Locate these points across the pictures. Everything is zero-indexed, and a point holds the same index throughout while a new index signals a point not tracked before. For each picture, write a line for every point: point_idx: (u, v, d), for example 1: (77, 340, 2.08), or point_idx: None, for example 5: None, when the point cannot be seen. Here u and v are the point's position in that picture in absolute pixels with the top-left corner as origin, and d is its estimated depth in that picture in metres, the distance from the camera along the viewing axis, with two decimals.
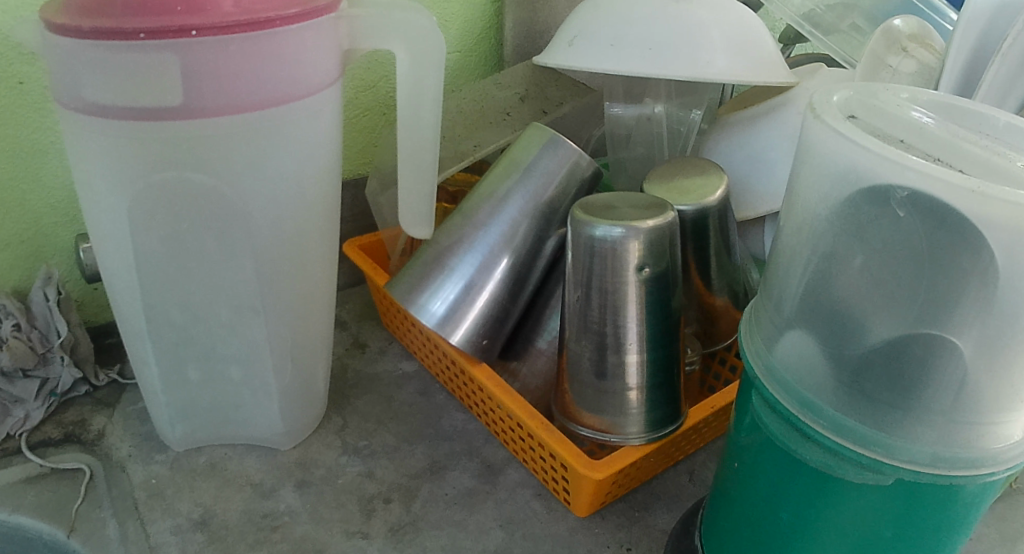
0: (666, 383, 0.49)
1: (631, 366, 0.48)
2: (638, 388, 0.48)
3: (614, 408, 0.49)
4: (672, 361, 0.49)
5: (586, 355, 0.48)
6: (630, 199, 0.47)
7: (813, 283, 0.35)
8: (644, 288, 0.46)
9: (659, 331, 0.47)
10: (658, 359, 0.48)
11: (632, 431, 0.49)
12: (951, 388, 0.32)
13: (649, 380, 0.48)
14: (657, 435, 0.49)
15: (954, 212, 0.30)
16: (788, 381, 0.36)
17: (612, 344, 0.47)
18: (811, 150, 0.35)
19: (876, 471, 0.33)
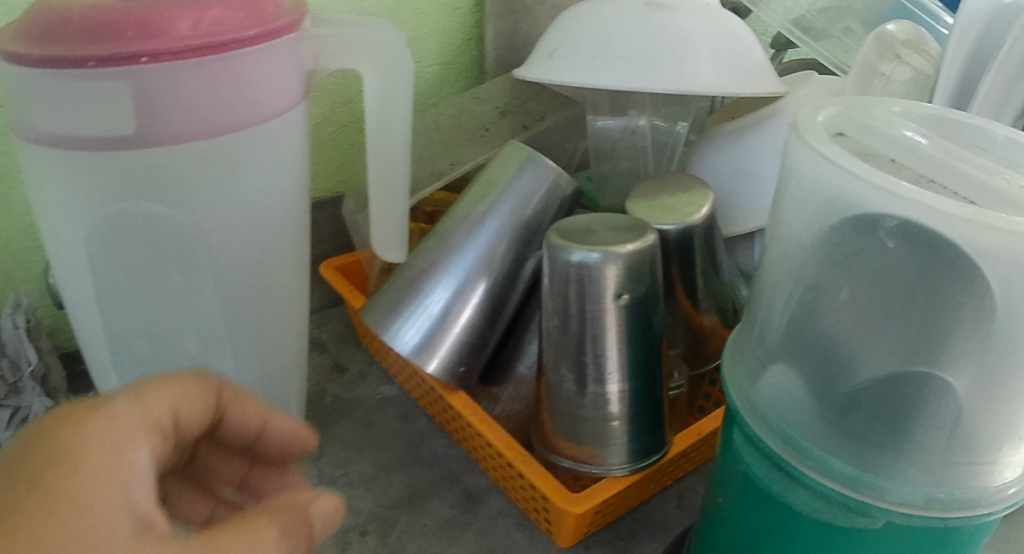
0: (648, 410, 0.47)
1: (611, 394, 0.46)
2: (619, 417, 0.46)
3: (595, 438, 0.47)
4: (655, 388, 0.47)
5: (564, 384, 0.46)
6: (610, 222, 0.45)
7: (799, 315, 0.33)
8: (624, 315, 0.44)
9: (640, 358, 0.46)
10: (639, 386, 0.46)
11: (615, 462, 0.47)
12: (946, 428, 0.30)
13: (631, 408, 0.46)
14: (640, 464, 0.48)
15: (947, 242, 0.28)
16: (772, 418, 0.34)
17: (592, 372, 0.45)
18: (794, 174, 0.33)
19: (867, 513, 0.32)
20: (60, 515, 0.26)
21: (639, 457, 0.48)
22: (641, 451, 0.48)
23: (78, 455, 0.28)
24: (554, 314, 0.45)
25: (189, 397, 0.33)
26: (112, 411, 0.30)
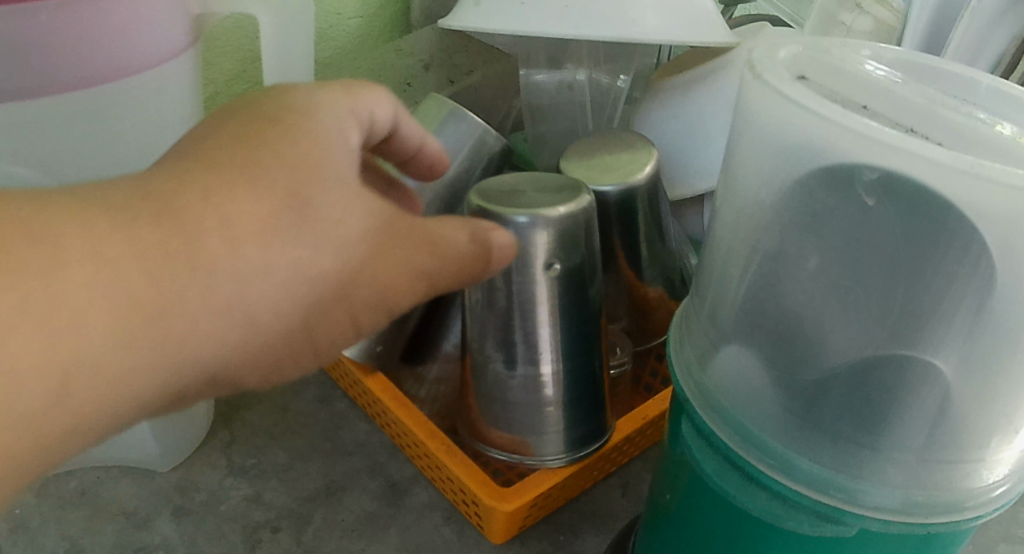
0: (586, 394, 0.42)
1: (546, 377, 0.41)
2: (554, 402, 0.41)
3: (530, 425, 0.42)
4: (594, 369, 0.42)
5: (494, 365, 0.41)
6: (541, 182, 0.40)
7: (756, 288, 0.28)
8: (558, 287, 0.38)
9: (576, 336, 0.40)
10: (576, 368, 0.41)
11: (552, 451, 0.43)
12: (928, 419, 0.26)
13: (567, 393, 0.41)
14: (577, 454, 0.43)
15: (938, 199, 0.23)
16: (725, 407, 0.29)
17: (523, 351, 0.40)
18: (750, 121, 0.28)
19: (837, 521, 0.27)
20: (271, 163, 0.24)
21: (576, 445, 0.43)
22: (579, 439, 0.43)
23: (290, 115, 0.26)
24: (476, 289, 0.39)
25: (374, 106, 0.30)
26: (299, 94, 0.28)
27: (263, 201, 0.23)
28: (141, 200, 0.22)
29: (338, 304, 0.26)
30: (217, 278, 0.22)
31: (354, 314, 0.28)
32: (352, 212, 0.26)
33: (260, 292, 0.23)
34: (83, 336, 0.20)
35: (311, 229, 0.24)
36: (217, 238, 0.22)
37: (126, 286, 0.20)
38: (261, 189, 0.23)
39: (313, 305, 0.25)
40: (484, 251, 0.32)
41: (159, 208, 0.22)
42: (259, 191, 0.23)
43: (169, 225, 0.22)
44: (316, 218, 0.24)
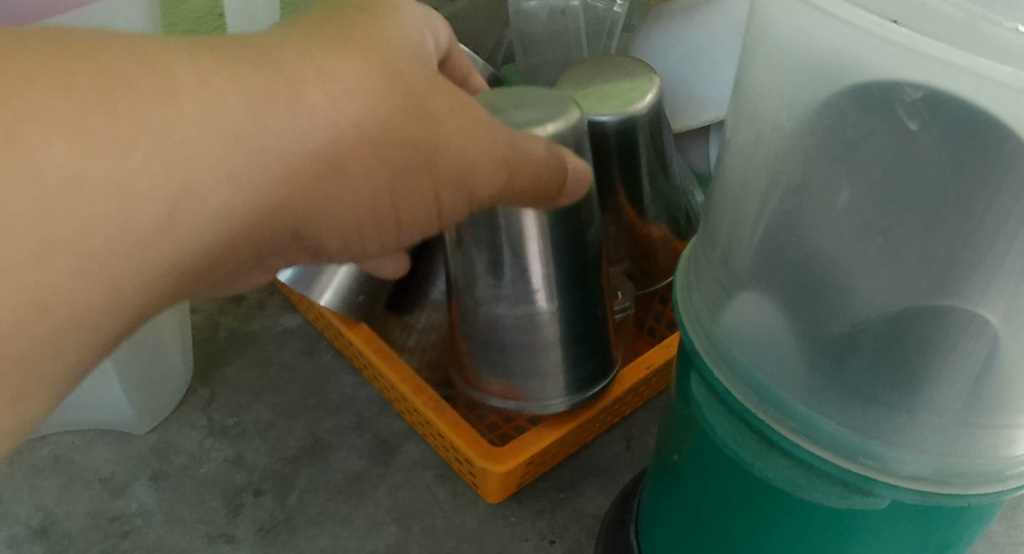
0: (586, 331, 0.39)
1: (543, 316, 0.38)
2: (552, 342, 0.38)
3: (528, 367, 0.39)
4: (593, 306, 0.39)
5: (488, 309, 0.38)
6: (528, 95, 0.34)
7: (774, 230, 0.25)
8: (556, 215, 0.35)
9: (573, 272, 0.37)
10: (574, 306, 0.38)
11: (556, 392, 0.40)
12: (974, 380, 0.23)
13: (566, 331, 0.38)
14: (582, 395, 0.41)
15: (987, 120, 0.20)
16: (740, 363, 0.26)
17: (515, 293, 0.37)
18: (766, 33, 0.24)
19: (866, 493, 0.25)
20: (366, 36, 0.23)
21: (579, 386, 0.40)
22: (580, 383, 0.40)
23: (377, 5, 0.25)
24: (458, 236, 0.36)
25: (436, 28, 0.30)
26: None
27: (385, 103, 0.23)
28: (247, 51, 0.21)
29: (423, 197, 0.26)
30: (331, 149, 0.22)
31: (438, 195, 0.27)
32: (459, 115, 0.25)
33: (369, 165, 0.23)
34: (195, 196, 0.20)
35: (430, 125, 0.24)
36: (317, 87, 0.22)
37: (238, 122, 0.20)
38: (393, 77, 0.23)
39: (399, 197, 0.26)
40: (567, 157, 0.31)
41: (261, 53, 0.21)
42: (398, 81, 0.23)
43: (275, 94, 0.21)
44: (418, 102, 0.24)
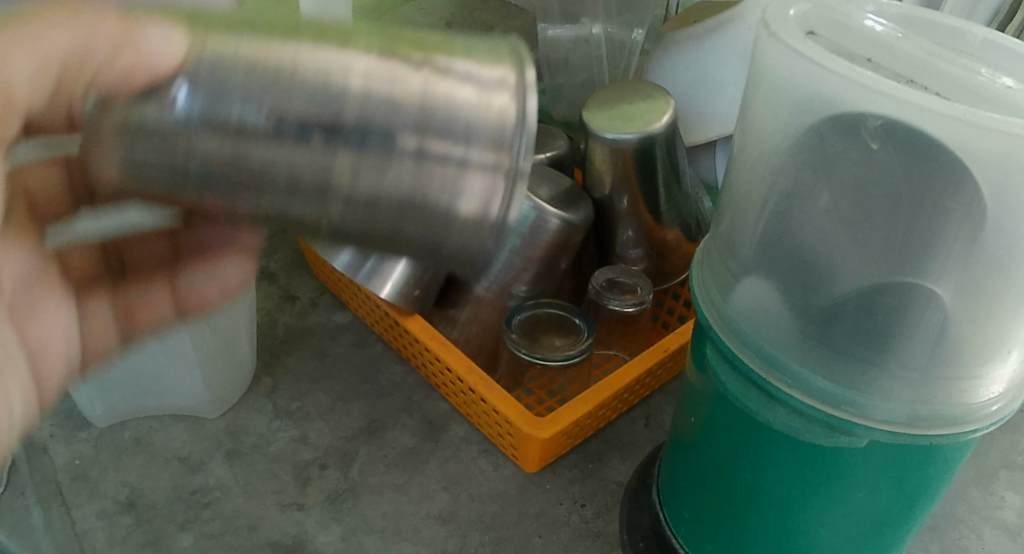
0: (420, 71, 0.21)
1: (383, 152, 0.21)
2: (439, 153, 0.21)
3: (448, 213, 0.22)
4: (438, 67, 0.21)
5: (314, 209, 0.22)
6: (201, 15, 0.22)
7: (773, 225, 0.32)
8: (228, 60, 0.21)
9: (317, 86, 0.21)
10: (402, 92, 0.21)
11: (501, 205, 0.22)
12: (930, 341, 0.29)
13: (419, 109, 0.21)
14: (516, 151, 0.22)
15: (936, 142, 0.26)
16: (745, 332, 0.32)
17: (273, 140, 0.21)
18: (765, 72, 0.31)
19: (849, 433, 0.31)
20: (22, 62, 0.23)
21: (500, 130, 0.21)
22: (460, 75, 0.21)
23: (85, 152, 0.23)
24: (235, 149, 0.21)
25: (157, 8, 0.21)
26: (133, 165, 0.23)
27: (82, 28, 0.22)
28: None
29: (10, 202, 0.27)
30: None
31: None
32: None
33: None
34: None
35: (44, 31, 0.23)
36: None
37: None
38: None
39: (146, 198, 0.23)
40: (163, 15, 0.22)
41: None
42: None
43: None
44: None
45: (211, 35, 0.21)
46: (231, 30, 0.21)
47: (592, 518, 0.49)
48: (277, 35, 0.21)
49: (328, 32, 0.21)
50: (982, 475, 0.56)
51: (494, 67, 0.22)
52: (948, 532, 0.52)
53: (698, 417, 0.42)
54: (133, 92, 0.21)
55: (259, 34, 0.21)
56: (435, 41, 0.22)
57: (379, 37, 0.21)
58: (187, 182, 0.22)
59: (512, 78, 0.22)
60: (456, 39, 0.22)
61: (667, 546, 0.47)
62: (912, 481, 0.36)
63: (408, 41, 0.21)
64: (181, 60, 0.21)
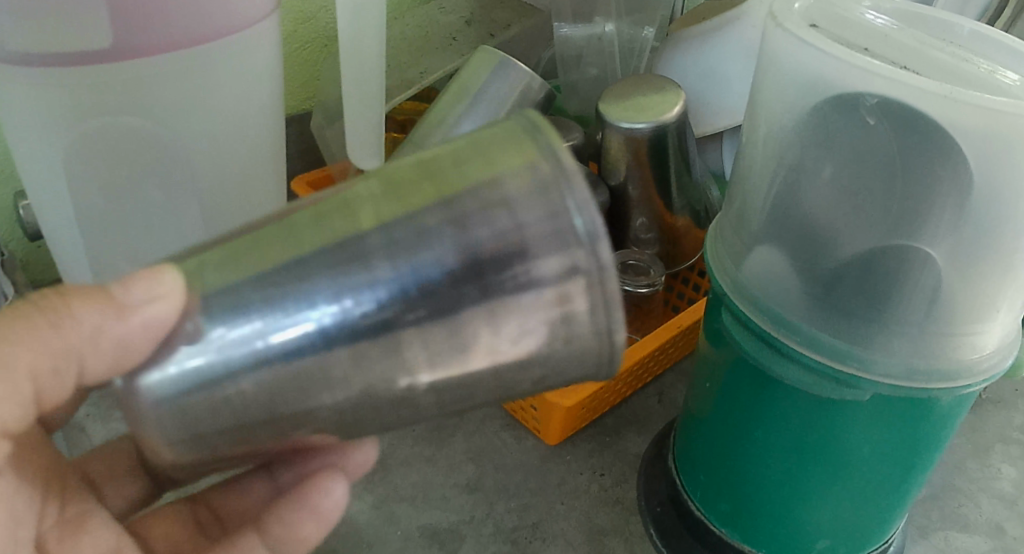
0: (455, 219, 0.22)
1: (461, 342, 0.22)
2: (514, 294, 0.22)
3: (562, 350, 0.23)
4: (468, 207, 0.22)
5: (410, 386, 0.23)
6: (237, 243, 0.24)
7: (782, 197, 0.35)
8: (270, 278, 0.23)
9: (353, 264, 0.22)
10: (439, 243, 0.22)
11: (603, 320, 0.22)
12: (925, 299, 0.32)
13: (462, 253, 0.21)
14: (578, 243, 0.21)
15: (926, 120, 0.30)
16: (757, 296, 0.36)
17: (348, 344, 0.23)
18: (773, 60, 0.34)
19: (854, 387, 0.34)
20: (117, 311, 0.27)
21: (556, 244, 0.21)
22: (497, 203, 0.22)
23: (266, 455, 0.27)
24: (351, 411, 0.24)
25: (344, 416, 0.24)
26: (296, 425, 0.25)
27: (153, 285, 0.25)
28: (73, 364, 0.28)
29: (52, 483, 0.33)
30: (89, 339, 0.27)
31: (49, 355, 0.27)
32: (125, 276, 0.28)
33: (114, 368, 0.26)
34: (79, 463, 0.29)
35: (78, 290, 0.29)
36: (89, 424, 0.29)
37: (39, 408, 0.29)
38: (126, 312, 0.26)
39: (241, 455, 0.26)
40: (182, 266, 0.25)
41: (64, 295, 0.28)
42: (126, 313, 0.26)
43: (60, 329, 0.28)
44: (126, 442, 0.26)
45: (258, 257, 0.23)
46: (276, 240, 0.23)
47: (611, 486, 0.52)
48: (316, 224, 0.23)
49: (355, 204, 0.23)
50: (979, 449, 0.59)
51: (520, 168, 0.22)
52: (948, 500, 0.55)
53: (713, 384, 0.45)
54: (219, 429, 0.24)
55: (301, 236, 0.23)
56: (458, 168, 0.22)
57: (398, 187, 0.23)
58: (279, 424, 0.24)
59: (543, 169, 0.22)
60: (472, 156, 0.23)
61: (686, 514, 0.49)
62: (911, 431, 0.40)
63: (425, 180, 0.22)
64: (249, 389, 0.24)
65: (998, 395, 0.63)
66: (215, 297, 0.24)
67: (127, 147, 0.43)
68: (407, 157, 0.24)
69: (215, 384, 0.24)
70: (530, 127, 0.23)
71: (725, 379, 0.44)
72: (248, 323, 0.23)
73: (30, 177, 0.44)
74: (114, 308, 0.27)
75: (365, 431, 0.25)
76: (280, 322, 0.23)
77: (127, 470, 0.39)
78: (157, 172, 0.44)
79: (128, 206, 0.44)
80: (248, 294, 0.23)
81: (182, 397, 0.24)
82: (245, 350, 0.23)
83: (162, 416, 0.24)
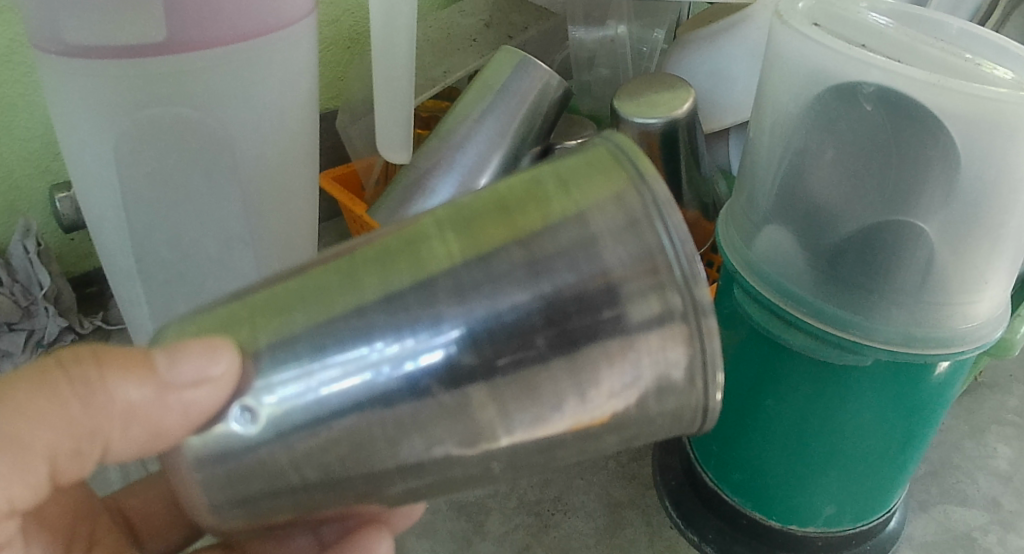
0: (538, 265, 0.25)
1: (544, 405, 0.25)
2: (596, 355, 0.25)
3: (645, 406, 0.26)
4: (550, 251, 0.25)
5: (487, 455, 0.26)
6: (304, 283, 0.27)
7: (788, 181, 0.41)
8: (343, 323, 0.26)
9: (427, 318, 0.25)
10: (523, 290, 0.25)
11: (686, 375, 0.26)
12: (918, 271, 0.38)
13: (546, 303, 0.24)
14: (672, 287, 0.25)
15: (918, 105, 0.35)
16: (766, 270, 0.42)
17: (412, 408, 0.25)
18: (779, 55, 0.41)
19: (856, 352, 0.39)
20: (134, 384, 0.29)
21: (647, 284, 0.25)
22: (584, 243, 0.25)
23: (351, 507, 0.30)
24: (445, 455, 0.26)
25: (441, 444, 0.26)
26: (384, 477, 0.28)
27: (205, 365, 0.26)
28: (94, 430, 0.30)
29: (80, 523, 0.38)
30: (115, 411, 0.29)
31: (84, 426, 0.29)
32: (169, 343, 0.29)
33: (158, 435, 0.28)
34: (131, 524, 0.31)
35: (112, 356, 0.29)
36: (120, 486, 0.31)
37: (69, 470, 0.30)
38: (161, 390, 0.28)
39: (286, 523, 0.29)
40: (232, 335, 0.27)
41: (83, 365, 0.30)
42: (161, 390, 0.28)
43: (92, 402, 0.29)
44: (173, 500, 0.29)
45: (322, 305, 0.26)
46: (343, 289, 0.26)
47: (627, 463, 0.55)
48: (386, 270, 0.26)
49: (424, 251, 0.26)
50: (976, 429, 0.61)
51: (609, 207, 0.25)
52: (946, 477, 0.57)
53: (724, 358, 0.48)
54: (280, 494, 0.27)
55: (367, 284, 0.26)
56: (529, 211, 0.25)
57: (478, 228, 0.26)
58: None
59: (632, 207, 0.25)
60: (560, 192, 0.26)
61: (700, 485, 0.52)
62: (908, 396, 0.42)
63: (504, 223, 0.25)
64: (313, 476, 0.27)
65: (993, 380, 0.66)
66: (268, 351, 0.26)
67: (174, 136, 0.43)
68: (486, 192, 0.27)
69: (270, 452, 0.26)
70: (620, 159, 0.27)
71: (735, 352, 0.47)
72: (312, 374, 0.26)
73: (77, 169, 0.45)
74: (154, 384, 0.28)
75: (435, 493, 0.28)
76: (353, 382, 0.26)
77: (161, 519, 0.41)
78: (200, 162, 0.44)
79: (172, 192, 0.44)
80: (302, 346, 0.26)
81: (234, 468, 0.27)
82: (306, 409, 0.26)
83: (219, 478, 0.27)
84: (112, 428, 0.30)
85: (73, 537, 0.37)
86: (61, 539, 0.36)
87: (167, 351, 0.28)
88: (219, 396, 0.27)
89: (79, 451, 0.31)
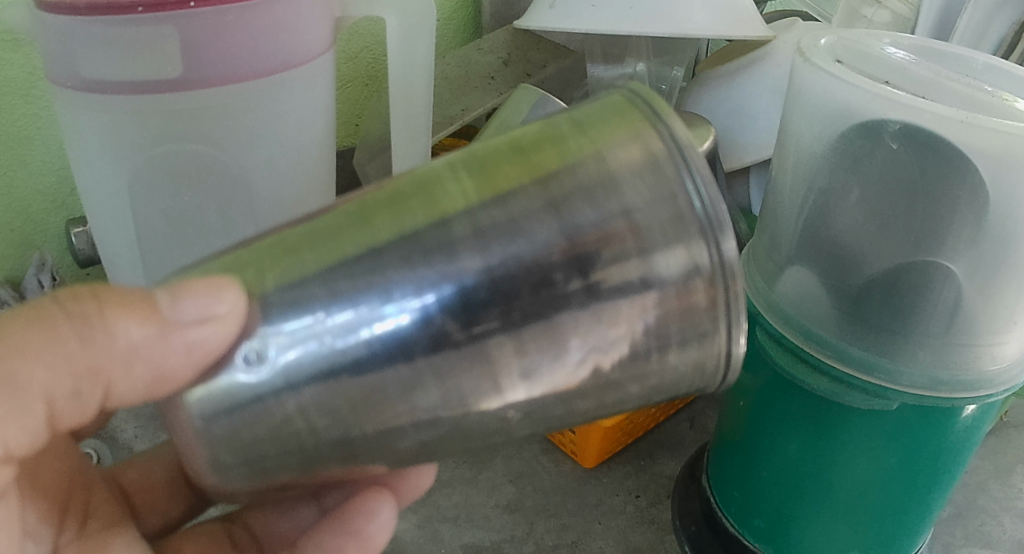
0: (557, 203, 0.24)
1: (564, 348, 0.24)
2: (619, 298, 0.24)
3: (666, 354, 0.25)
4: (568, 190, 0.24)
5: (503, 405, 0.25)
6: (311, 228, 0.26)
7: (811, 220, 0.41)
8: (356, 263, 0.24)
9: (445, 260, 0.24)
10: (545, 226, 0.24)
11: (710, 319, 0.25)
12: (945, 312, 0.37)
13: (569, 242, 0.24)
14: (698, 229, 0.24)
15: (947, 144, 0.35)
16: (789, 313, 0.41)
17: (429, 356, 0.24)
18: (803, 92, 0.40)
19: (882, 396, 0.38)
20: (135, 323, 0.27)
21: (673, 233, 0.24)
22: (605, 181, 0.24)
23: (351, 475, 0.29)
24: (466, 430, 0.26)
25: (470, 430, 0.26)
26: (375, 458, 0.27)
27: (208, 303, 0.25)
28: (90, 370, 0.28)
29: (75, 495, 0.37)
30: (119, 355, 0.27)
31: (85, 370, 0.28)
32: (173, 284, 0.27)
33: (163, 381, 0.27)
34: None
35: (114, 294, 0.27)
36: None
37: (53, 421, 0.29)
38: (170, 330, 0.26)
39: (285, 487, 0.28)
40: (238, 277, 0.26)
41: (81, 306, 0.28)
42: (168, 332, 0.26)
43: (91, 341, 0.27)
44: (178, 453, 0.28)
45: (332, 246, 0.25)
46: (354, 231, 0.25)
47: (646, 508, 0.53)
48: (398, 211, 0.25)
49: (439, 191, 0.25)
50: (1002, 470, 0.59)
51: (631, 147, 0.25)
52: (971, 518, 0.55)
53: (744, 401, 0.46)
54: (287, 451, 0.26)
55: (379, 227, 0.25)
56: (548, 149, 0.25)
57: (495, 170, 0.25)
58: (371, 447, 0.26)
59: (653, 146, 0.25)
60: (578, 134, 0.25)
61: (719, 530, 0.50)
62: (934, 442, 0.41)
63: (521, 164, 0.25)
64: (320, 426, 0.25)
65: (1017, 419, 0.64)
66: (276, 297, 0.25)
67: (191, 171, 0.43)
68: (500, 140, 0.26)
69: (277, 402, 0.25)
70: (638, 103, 0.26)
71: (756, 396, 0.45)
72: (323, 318, 0.24)
73: (91, 197, 0.44)
74: (157, 324, 0.27)
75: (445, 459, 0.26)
76: (366, 326, 0.24)
77: (162, 489, 0.41)
78: (214, 197, 0.44)
79: (186, 224, 0.44)
80: (313, 289, 0.25)
81: (244, 428, 0.25)
82: (315, 355, 0.24)
83: (220, 434, 0.25)
84: (112, 371, 0.28)
85: (68, 510, 0.35)
86: (55, 510, 0.34)
87: (171, 290, 0.27)
88: (223, 337, 0.25)
89: (76, 395, 0.29)
